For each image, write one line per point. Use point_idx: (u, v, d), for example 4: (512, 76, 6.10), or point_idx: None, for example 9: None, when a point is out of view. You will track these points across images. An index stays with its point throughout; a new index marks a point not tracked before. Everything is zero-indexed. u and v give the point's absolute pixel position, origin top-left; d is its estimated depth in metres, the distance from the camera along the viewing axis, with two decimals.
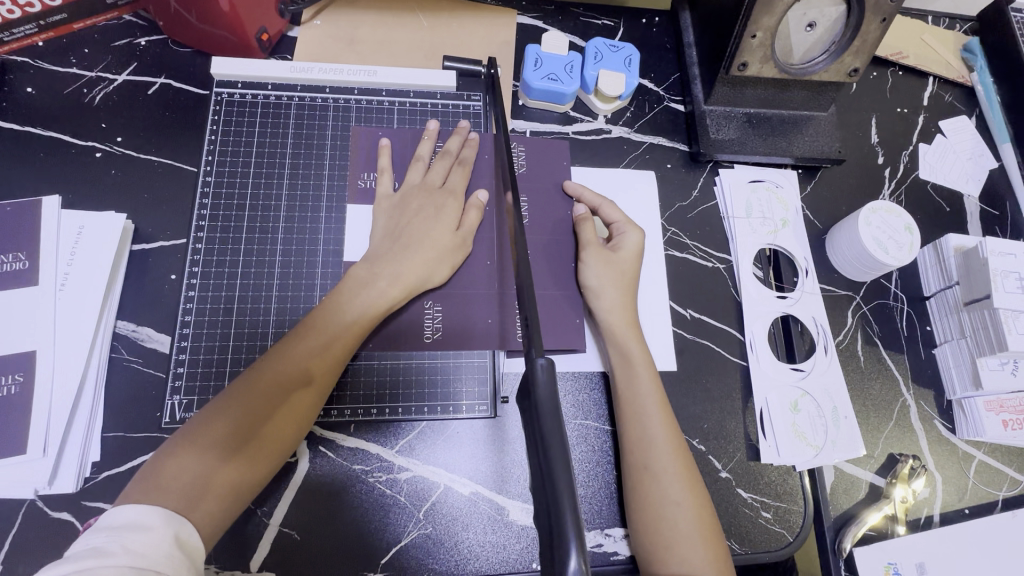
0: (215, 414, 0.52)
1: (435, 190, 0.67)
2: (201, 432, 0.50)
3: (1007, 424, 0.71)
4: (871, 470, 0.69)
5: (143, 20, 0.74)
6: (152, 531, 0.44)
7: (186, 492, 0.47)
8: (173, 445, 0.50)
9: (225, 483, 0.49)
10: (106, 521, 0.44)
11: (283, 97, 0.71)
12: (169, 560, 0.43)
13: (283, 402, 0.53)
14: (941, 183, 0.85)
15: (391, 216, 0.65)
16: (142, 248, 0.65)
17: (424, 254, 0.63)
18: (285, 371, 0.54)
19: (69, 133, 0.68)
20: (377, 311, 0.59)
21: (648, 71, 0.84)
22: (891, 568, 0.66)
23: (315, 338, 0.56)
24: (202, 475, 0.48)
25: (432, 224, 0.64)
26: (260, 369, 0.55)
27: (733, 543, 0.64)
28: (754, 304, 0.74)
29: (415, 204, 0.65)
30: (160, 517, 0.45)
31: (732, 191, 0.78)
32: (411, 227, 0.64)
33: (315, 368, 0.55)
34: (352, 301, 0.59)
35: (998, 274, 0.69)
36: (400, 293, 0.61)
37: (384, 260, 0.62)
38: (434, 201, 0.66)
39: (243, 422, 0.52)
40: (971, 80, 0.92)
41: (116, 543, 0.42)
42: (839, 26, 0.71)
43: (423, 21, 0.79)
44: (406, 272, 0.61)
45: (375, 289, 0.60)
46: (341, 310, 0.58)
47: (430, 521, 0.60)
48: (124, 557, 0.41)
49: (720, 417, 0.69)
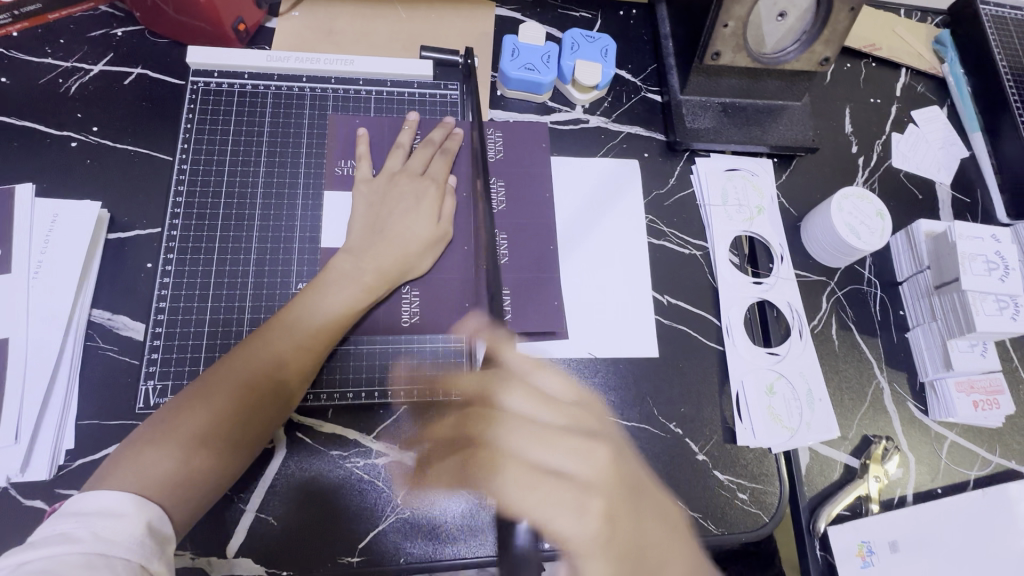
0: (189, 404, 0.51)
1: (417, 177, 0.67)
2: (178, 420, 0.50)
3: (978, 404, 0.72)
4: (846, 452, 0.70)
5: (119, 11, 0.74)
6: (124, 518, 0.44)
7: (161, 482, 0.47)
8: (149, 432, 0.50)
9: (202, 472, 0.49)
10: (75, 507, 0.44)
11: (259, 86, 0.71)
12: (140, 548, 0.43)
13: (260, 394, 0.53)
14: (913, 172, 0.87)
15: (369, 201, 0.66)
16: (117, 236, 0.64)
17: (405, 247, 0.64)
18: (262, 363, 0.54)
19: (44, 123, 0.68)
20: (358, 301, 0.60)
21: (626, 62, 0.85)
22: (865, 546, 0.66)
23: (292, 330, 0.56)
24: (177, 464, 0.48)
25: (411, 215, 0.65)
26: (235, 359, 0.54)
27: (710, 524, 0.65)
28: (730, 289, 0.75)
29: (397, 191, 0.66)
30: (132, 504, 0.45)
31: (708, 179, 0.79)
32: (388, 212, 0.65)
33: (293, 361, 0.55)
34: (328, 294, 0.59)
35: (966, 256, 0.70)
36: (379, 288, 0.61)
37: (362, 253, 0.62)
38: (416, 189, 0.67)
39: (218, 413, 0.51)
40: (942, 71, 0.93)
41: (84, 529, 0.42)
42: (810, 15, 0.73)
43: (402, 13, 0.80)
44: (385, 265, 0.62)
45: (353, 283, 0.60)
46: (316, 303, 0.58)
47: (407, 506, 0.60)
48: (90, 543, 0.41)
49: (697, 401, 0.70)
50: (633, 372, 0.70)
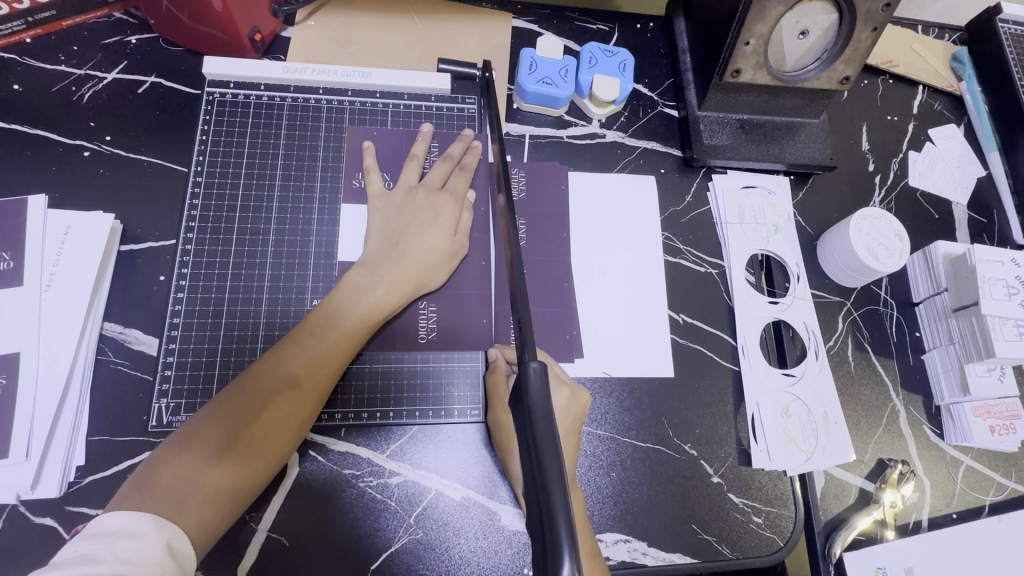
0: (211, 417, 0.51)
1: (434, 192, 0.66)
2: (197, 436, 0.50)
3: (994, 429, 0.71)
4: (862, 475, 0.70)
5: (134, 18, 0.73)
6: (144, 538, 0.43)
7: (181, 500, 0.47)
8: (167, 449, 0.49)
9: (222, 489, 0.49)
10: (96, 527, 0.43)
11: (275, 98, 0.70)
12: (159, 568, 0.42)
13: (283, 404, 0.53)
14: (930, 191, 0.86)
15: (386, 217, 0.64)
16: (130, 248, 0.64)
17: (422, 261, 0.62)
18: (282, 373, 0.54)
19: (57, 131, 0.67)
20: (378, 315, 0.59)
21: (643, 76, 0.84)
22: (880, 572, 0.66)
23: (312, 340, 0.56)
24: (195, 483, 0.48)
25: (429, 228, 0.64)
26: (255, 371, 0.54)
27: (724, 548, 0.64)
28: (747, 309, 0.74)
29: (414, 205, 0.65)
30: (150, 524, 0.44)
31: (725, 197, 0.78)
32: (409, 227, 0.63)
33: (311, 371, 0.55)
34: (349, 304, 0.58)
35: (986, 281, 0.70)
36: (399, 298, 0.60)
37: (379, 266, 0.61)
38: (433, 202, 0.65)
39: (241, 426, 0.51)
40: (960, 88, 0.93)
41: (105, 550, 0.41)
42: (832, 34, 0.72)
43: (418, 23, 0.79)
44: (402, 278, 0.61)
45: (374, 294, 0.59)
46: (338, 312, 0.58)
47: (421, 526, 0.59)
48: (113, 564, 0.41)
49: (713, 422, 0.69)
50: (648, 393, 0.69)
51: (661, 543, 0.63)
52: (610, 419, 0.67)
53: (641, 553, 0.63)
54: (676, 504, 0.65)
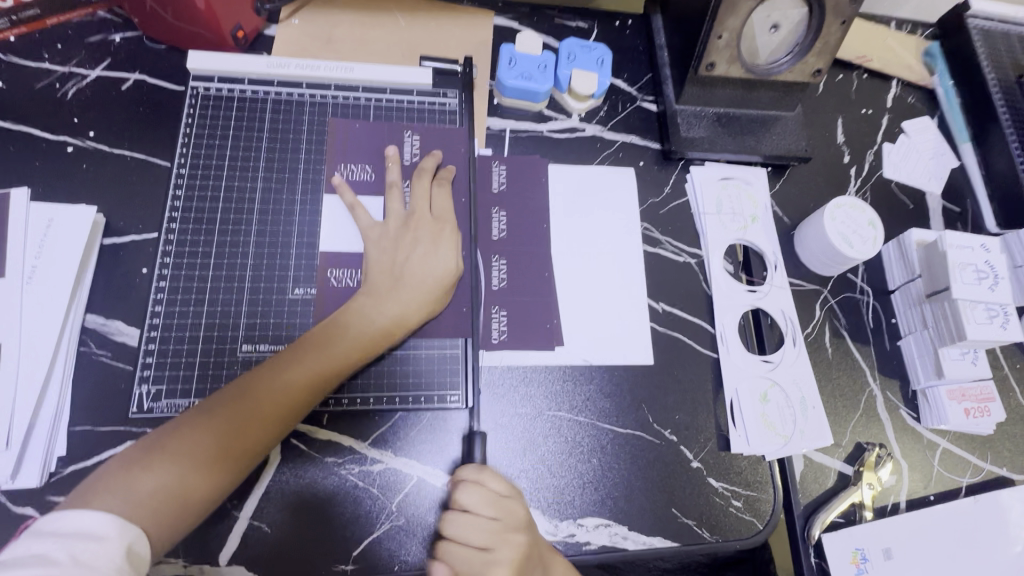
0: (202, 418, 0.52)
1: (432, 219, 0.66)
2: (190, 434, 0.51)
3: (969, 412, 0.72)
4: (840, 459, 0.71)
5: (118, 17, 0.74)
6: (104, 541, 0.44)
7: (155, 500, 0.48)
8: (161, 441, 0.51)
9: (199, 493, 0.50)
10: (53, 526, 0.44)
11: (259, 92, 0.71)
12: (118, 572, 0.43)
13: (273, 420, 0.54)
14: (904, 181, 0.88)
15: (383, 249, 0.64)
16: (113, 241, 0.64)
17: (425, 287, 0.62)
18: (280, 387, 0.55)
19: (41, 128, 0.68)
20: (382, 331, 0.60)
21: (622, 72, 0.86)
22: (859, 554, 0.66)
23: (314, 354, 0.57)
24: (173, 484, 0.49)
25: (432, 257, 0.63)
26: (254, 380, 0.55)
27: (704, 532, 0.65)
28: (725, 297, 0.75)
29: (413, 233, 0.64)
30: (114, 527, 0.45)
31: (702, 188, 0.80)
32: (408, 262, 0.63)
33: (308, 389, 0.56)
34: (352, 322, 0.59)
35: (957, 265, 0.71)
36: (403, 326, 0.61)
37: (384, 293, 0.61)
38: (432, 230, 0.65)
39: (229, 434, 0.52)
40: (932, 82, 0.95)
41: (61, 551, 0.42)
42: (802, 28, 0.74)
43: (401, 20, 0.81)
44: (404, 313, 0.61)
45: (375, 317, 0.60)
46: (342, 330, 0.59)
47: (403, 513, 0.60)
48: (70, 567, 0.41)
49: (693, 409, 0.70)
50: (629, 380, 0.70)
51: (642, 527, 0.64)
52: (591, 405, 0.68)
53: (621, 537, 0.63)
54: (657, 489, 0.66)
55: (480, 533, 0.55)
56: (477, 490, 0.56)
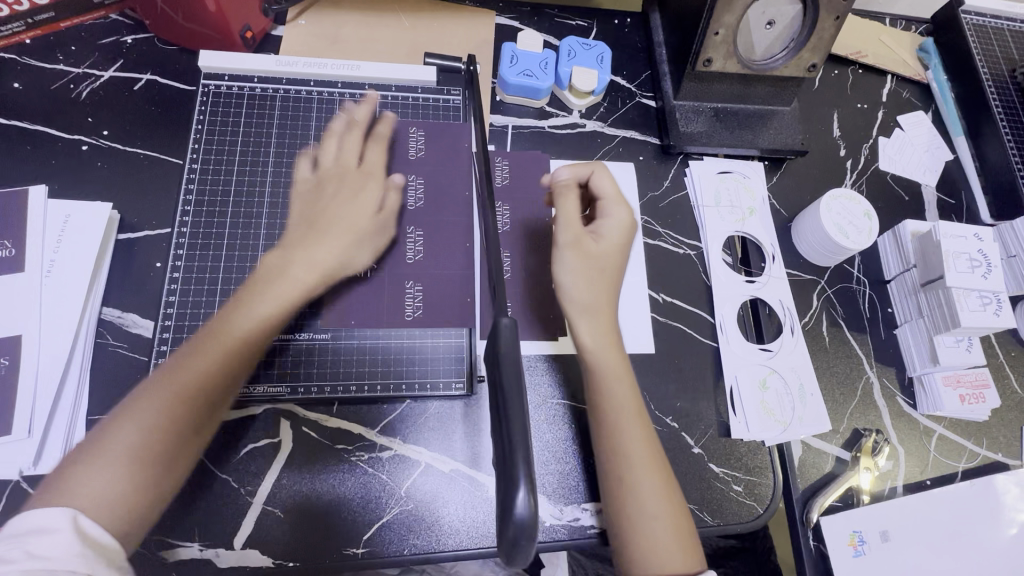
0: (130, 412, 0.50)
1: (351, 170, 0.67)
2: (121, 431, 0.49)
3: (964, 398, 0.74)
4: (838, 445, 0.72)
5: (129, 20, 0.76)
6: (62, 532, 0.43)
7: (107, 496, 0.46)
8: (90, 448, 0.48)
9: (146, 486, 0.48)
10: (6, 531, 0.43)
11: (268, 90, 0.73)
12: (80, 560, 0.42)
13: (207, 399, 0.53)
14: (900, 174, 0.90)
15: (307, 199, 0.65)
16: (127, 237, 0.66)
17: (342, 240, 0.62)
18: (197, 369, 0.53)
19: (56, 127, 0.69)
20: (279, 306, 0.58)
21: (622, 69, 0.88)
22: (857, 536, 0.68)
23: (239, 318, 0.56)
24: (121, 477, 0.47)
25: (351, 203, 0.64)
26: (177, 368, 0.53)
27: (705, 515, 0.67)
28: (724, 288, 0.77)
29: (330, 186, 0.65)
30: (67, 519, 0.44)
31: (701, 181, 0.81)
32: (330, 208, 0.64)
33: (229, 364, 0.54)
34: (248, 300, 0.58)
35: (951, 255, 0.73)
36: (315, 280, 0.60)
37: (291, 249, 0.61)
38: (352, 183, 0.66)
39: (166, 418, 0.50)
40: (926, 77, 0.97)
41: (17, 548, 0.41)
42: (797, 23, 0.75)
43: (405, 20, 0.83)
44: (306, 278, 0.60)
45: (280, 287, 0.59)
46: (240, 308, 0.57)
47: (412, 498, 0.62)
48: (27, 562, 0.41)
49: (694, 396, 0.72)
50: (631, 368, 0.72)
51: None
52: None
53: None
54: None
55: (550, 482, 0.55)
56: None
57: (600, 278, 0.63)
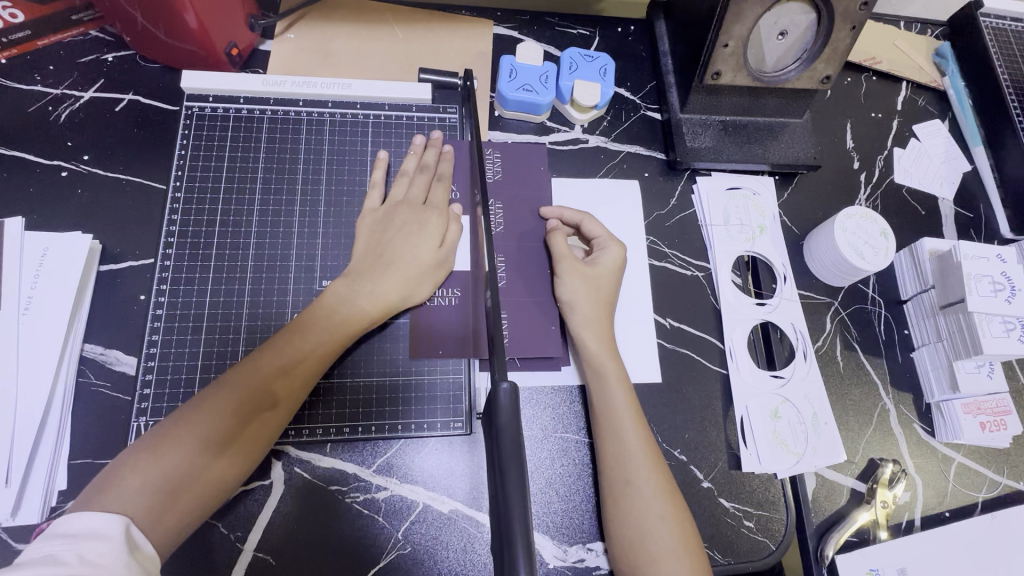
0: (200, 411, 0.51)
1: (418, 207, 0.66)
2: (174, 434, 0.50)
3: (985, 426, 0.71)
4: (852, 476, 0.70)
5: (109, 36, 0.72)
6: (110, 540, 0.42)
7: (159, 495, 0.47)
8: (144, 447, 0.49)
9: (192, 493, 0.48)
10: (62, 527, 0.42)
11: (255, 111, 0.70)
12: (126, 570, 0.41)
13: (270, 407, 0.53)
14: (916, 187, 0.86)
15: (374, 231, 0.65)
16: (109, 268, 0.63)
17: (404, 274, 0.62)
18: (269, 376, 0.54)
19: (34, 152, 0.66)
20: (354, 328, 0.59)
21: (625, 80, 0.84)
22: (874, 574, 0.65)
23: (307, 338, 0.57)
24: (178, 475, 0.48)
25: (414, 240, 0.64)
26: (234, 375, 0.54)
27: (716, 553, 0.64)
28: (733, 311, 0.74)
29: (399, 219, 0.65)
30: (120, 528, 0.43)
31: (709, 198, 0.78)
32: (392, 243, 0.63)
33: (300, 373, 0.55)
34: (327, 311, 0.59)
35: (972, 277, 0.69)
36: (376, 311, 0.60)
37: (359, 277, 0.61)
38: (418, 216, 0.65)
39: (231, 421, 0.51)
40: (943, 84, 0.93)
41: (70, 552, 0.40)
42: (811, 34, 0.72)
43: (399, 32, 0.79)
44: (374, 301, 0.60)
45: (353, 305, 0.60)
46: (317, 319, 0.58)
47: (409, 541, 0.59)
48: (79, 566, 0.39)
49: (703, 427, 0.69)
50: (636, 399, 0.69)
51: None
52: None
53: None
54: None
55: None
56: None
57: (598, 292, 0.67)
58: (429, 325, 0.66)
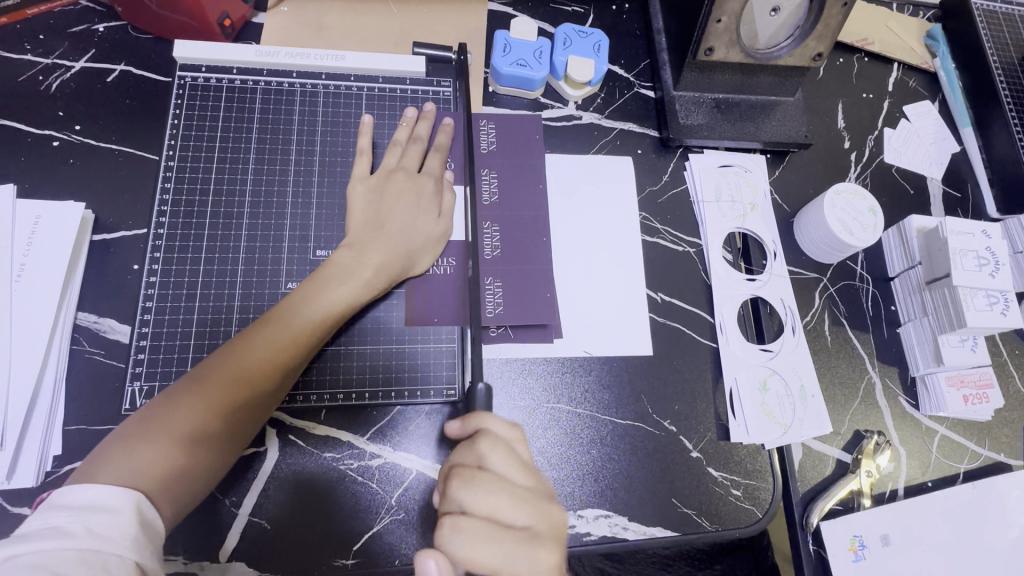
0: (188, 393, 0.50)
1: (415, 176, 0.66)
2: (172, 413, 0.49)
3: (968, 398, 0.72)
4: (838, 447, 0.71)
5: (100, 6, 0.72)
6: (118, 514, 0.42)
7: (158, 472, 0.46)
8: (141, 426, 0.48)
9: (195, 466, 0.49)
10: (66, 500, 0.41)
11: (248, 82, 0.70)
12: (134, 545, 0.41)
13: (257, 390, 0.53)
14: (905, 166, 0.87)
15: (370, 199, 0.64)
16: (103, 238, 0.63)
17: (405, 245, 0.63)
18: (255, 360, 0.53)
19: (25, 122, 0.66)
20: (353, 303, 0.59)
21: (619, 57, 0.84)
22: (858, 541, 0.67)
23: (303, 314, 0.57)
24: (174, 453, 0.48)
25: (413, 210, 0.64)
26: (229, 353, 0.53)
27: (704, 521, 0.65)
28: (724, 287, 0.75)
29: (393, 187, 0.65)
30: (128, 501, 0.43)
31: (701, 176, 0.79)
32: (392, 212, 0.63)
33: (288, 356, 0.55)
34: (319, 289, 0.58)
35: (958, 252, 0.71)
36: (378, 283, 0.61)
37: (363, 247, 0.61)
38: (412, 185, 0.66)
39: (219, 403, 0.51)
40: (933, 65, 0.93)
41: (78, 524, 0.40)
42: (803, 10, 0.72)
43: (392, 7, 0.79)
44: (372, 276, 0.60)
45: (353, 279, 0.59)
46: (306, 300, 0.57)
47: (403, 507, 0.60)
48: (85, 539, 0.39)
49: (692, 399, 0.70)
50: (627, 372, 0.70)
51: (642, 517, 0.64)
52: (590, 397, 0.68)
53: (621, 528, 0.63)
54: (657, 479, 0.66)
55: (507, 502, 0.46)
56: (502, 450, 0.49)
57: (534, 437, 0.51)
58: (424, 295, 0.66)
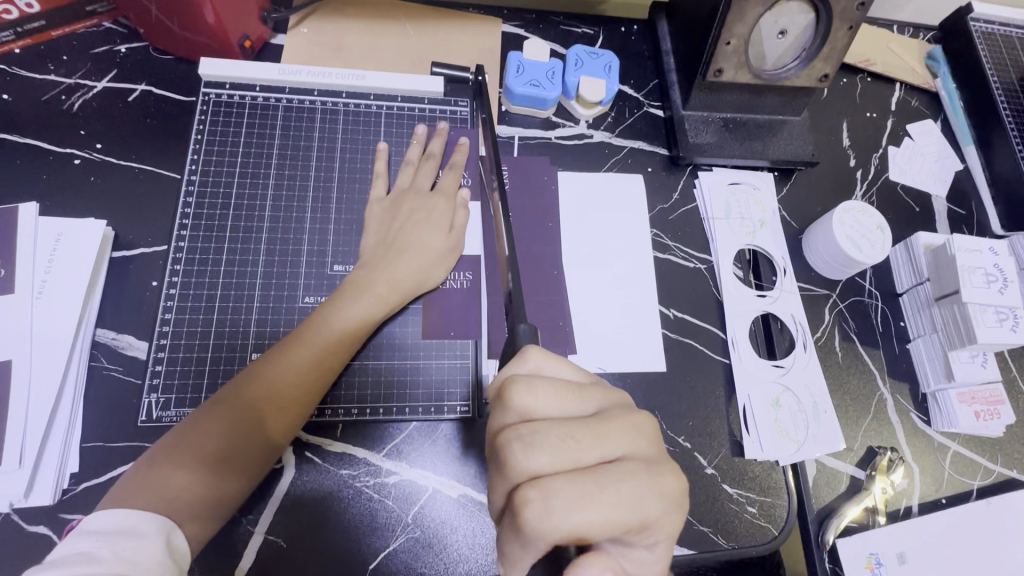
0: (210, 418, 0.51)
1: (425, 194, 0.68)
2: (195, 438, 0.50)
3: (979, 414, 0.73)
4: (852, 463, 0.71)
5: (123, 28, 0.73)
6: (145, 538, 0.43)
7: (186, 497, 0.47)
8: (167, 451, 0.49)
9: (219, 491, 0.49)
10: (93, 526, 0.43)
11: (270, 99, 0.71)
12: (159, 568, 0.42)
13: (275, 412, 0.53)
14: (909, 184, 0.89)
15: (382, 219, 0.66)
16: (123, 255, 0.64)
17: (418, 260, 0.64)
18: (274, 383, 0.54)
19: (47, 140, 0.67)
20: (368, 322, 0.60)
21: (629, 78, 0.86)
22: (873, 558, 0.67)
23: (320, 334, 0.57)
24: (199, 479, 0.48)
25: (423, 226, 0.65)
26: (250, 376, 0.54)
27: (720, 539, 0.65)
28: (736, 303, 0.75)
29: (408, 206, 0.67)
30: (153, 524, 0.44)
31: (711, 193, 0.80)
32: (404, 230, 0.65)
33: (308, 381, 0.55)
34: (337, 311, 0.59)
35: (966, 269, 0.72)
36: (393, 299, 0.61)
37: (378, 265, 0.62)
38: (425, 203, 0.67)
39: (239, 427, 0.51)
40: (935, 85, 0.95)
41: (106, 549, 0.41)
42: (809, 32, 0.74)
43: (408, 28, 0.81)
44: (387, 295, 0.61)
45: (369, 297, 0.60)
46: (326, 322, 0.58)
47: (419, 524, 0.60)
48: (113, 563, 0.40)
49: (706, 415, 0.70)
50: (641, 388, 0.70)
51: None
52: None
53: None
54: None
55: (566, 455, 0.37)
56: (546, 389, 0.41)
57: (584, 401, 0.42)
58: (441, 310, 0.67)
